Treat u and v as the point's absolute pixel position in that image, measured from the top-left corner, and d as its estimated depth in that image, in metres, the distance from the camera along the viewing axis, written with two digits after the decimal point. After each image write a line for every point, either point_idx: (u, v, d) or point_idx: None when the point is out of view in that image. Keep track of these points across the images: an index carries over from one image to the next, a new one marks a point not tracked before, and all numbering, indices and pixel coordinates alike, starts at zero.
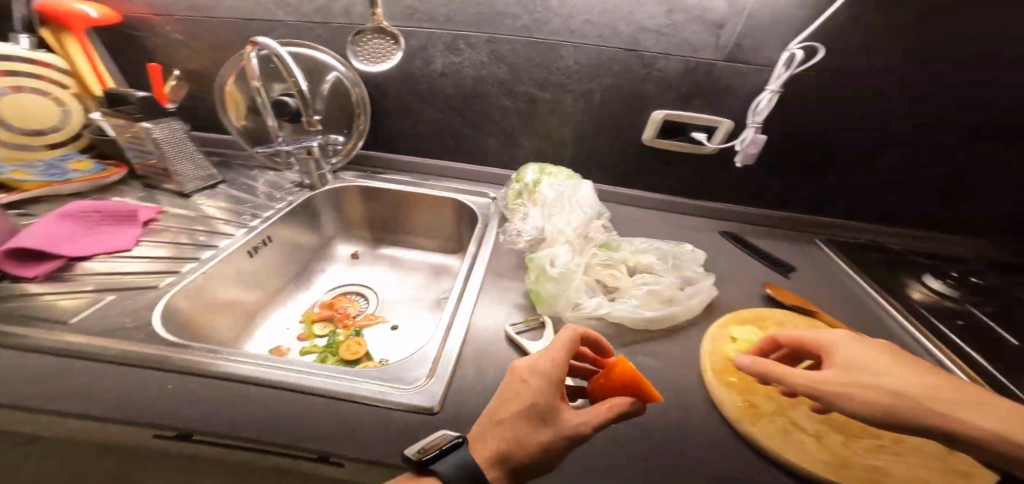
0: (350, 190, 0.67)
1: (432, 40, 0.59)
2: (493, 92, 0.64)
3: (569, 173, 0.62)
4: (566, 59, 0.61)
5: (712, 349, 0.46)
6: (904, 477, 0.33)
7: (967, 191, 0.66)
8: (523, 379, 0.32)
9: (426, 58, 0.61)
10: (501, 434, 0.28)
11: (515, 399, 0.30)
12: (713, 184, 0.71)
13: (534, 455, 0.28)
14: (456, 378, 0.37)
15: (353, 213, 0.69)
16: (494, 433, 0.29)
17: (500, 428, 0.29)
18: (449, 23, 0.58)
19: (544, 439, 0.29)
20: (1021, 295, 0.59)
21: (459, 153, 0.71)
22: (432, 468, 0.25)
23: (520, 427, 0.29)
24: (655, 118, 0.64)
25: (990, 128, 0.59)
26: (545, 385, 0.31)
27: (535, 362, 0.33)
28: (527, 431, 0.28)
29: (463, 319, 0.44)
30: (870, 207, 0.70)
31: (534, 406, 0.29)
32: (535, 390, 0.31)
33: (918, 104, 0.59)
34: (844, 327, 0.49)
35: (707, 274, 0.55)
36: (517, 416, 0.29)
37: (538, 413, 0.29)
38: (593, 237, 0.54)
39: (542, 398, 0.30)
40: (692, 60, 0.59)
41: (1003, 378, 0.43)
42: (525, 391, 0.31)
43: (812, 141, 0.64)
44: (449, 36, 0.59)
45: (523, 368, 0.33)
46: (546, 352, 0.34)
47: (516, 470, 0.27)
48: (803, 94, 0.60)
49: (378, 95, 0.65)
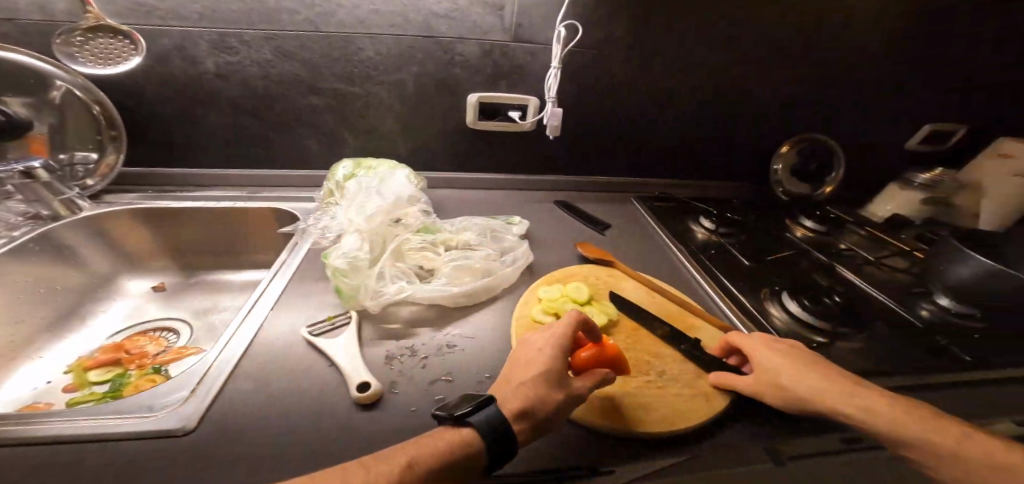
0: (126, 213, 0.59)
1: (191, 39, 0.54)
2: (294, 91, 0.61)
3: (390, 163, 0.61)
4: (366, 51, 0.59)
5: (518, 313, 0.49)
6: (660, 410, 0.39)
7: (721, 137, 0.84)
8: (538, 352, 0.38)
9: (192, 58, 0.55)
10: (518, 395, 0.34)
11: (532, 367, 0.36)
12: (535, 157, 0.81)
13: (550, 411, 0.33)
14: (228, 390, 0.34)
15: (136, 245, 0.62)
16: (511, 395, 0.34)
17: (517, 390, 0.34)
18: (209, 18, 0.53)
19: (553, 396, 0.34)
20: (760, 223, 0.80)
21: (268, 162, 0.67)
22: (470, 421, 0.30)
23: (536, 387, 0.34)
24: (470, 101, 0.68)
25: (714, 85, 0.76)
26: (553, 354, 0.37)
27: (544, 338, 0.40)
28: (546, 391, 0.34)
29: (252, 329, 0.41)
30: (660, 155, 0.85)
31: (547, 371, 0.36)
32: (547, 359, 0.37)
33: (663, 67, 0.73)
34: (631, 272, 0.59)
35: (521, 241, 0.60)
36: (537, 380, 0.35)
37: (548, 376, 0.35)
38: (409, 222, 0.54)
39: (550, 364, 0.36)
40: (485, 42, 0.63)
41: (737, 294, 0.59)
42: (538, 361, 0.37)
43: (601, 106, 0.76)
44: (214, 33, 0.54)
45: (539, 344, 0.39)
46: (561, 327, 0.41)
47: (536, 424, 0.33)
48: (582, 68, 0.70)
49: (137, 100, 0.58)
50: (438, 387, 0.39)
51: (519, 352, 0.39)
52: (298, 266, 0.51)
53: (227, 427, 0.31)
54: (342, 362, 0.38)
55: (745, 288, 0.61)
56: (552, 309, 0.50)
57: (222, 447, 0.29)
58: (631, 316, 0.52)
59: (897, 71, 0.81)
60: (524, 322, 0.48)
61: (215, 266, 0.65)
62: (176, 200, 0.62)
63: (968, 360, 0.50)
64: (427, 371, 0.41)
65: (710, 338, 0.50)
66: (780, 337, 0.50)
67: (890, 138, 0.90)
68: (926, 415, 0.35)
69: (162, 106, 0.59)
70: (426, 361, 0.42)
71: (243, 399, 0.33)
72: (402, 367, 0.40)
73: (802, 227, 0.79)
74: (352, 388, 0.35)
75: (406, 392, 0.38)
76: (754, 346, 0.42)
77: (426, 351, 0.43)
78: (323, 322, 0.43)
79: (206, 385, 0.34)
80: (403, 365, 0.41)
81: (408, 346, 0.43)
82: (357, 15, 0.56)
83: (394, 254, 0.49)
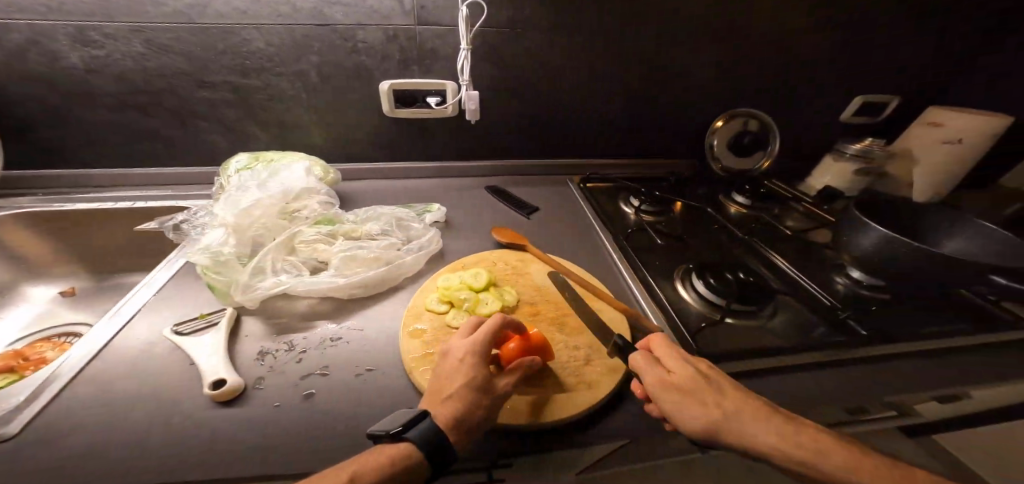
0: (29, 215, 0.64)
1: (45, 32, 0.55)
2: (178, 82, 0.63)
3: (288, 156, 0.63)
4: (253, 42, 0.61)
5: (413, 302, 0.50)
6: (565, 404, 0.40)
7: (647, 116, 0.86)
8: (462, 359, 0.39)
9: (54, 55, 0.57)
10: (450, 407, 0.35)
11: (459, 376, 0.38)
12: (473, 143, 0.81)
13: (482, 418, 0.36)
14: (65, 394, 0.36)
15: (35, 253, 0.67)
16: (444, 408, 0.35)
17: (449, 402, 0.36)
18: (61, 13, 0.54)
19: (483, 402, 0.36)
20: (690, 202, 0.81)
21: (175, 154, 0.71)
22: (407, 436, 0.32)
23: (467, 396, 0.36)
24: (382, 89, 0.68)
25: (623, 60, 0.77)
26: (479, 360, 0.39)
27: (468, 344, 0.41)
28: (473, 400, 0.36)
29: (108, 333, 0.42)
30: (584, 136, 0.87)
31: (475, 378, 0.37)
32: (472, 366, 0.38)
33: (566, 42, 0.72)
34: (539, 255, 0.61)
35: (428, 230, 0.62)
36: (463, 390, 0.36)
37: (477, 383, 0.37)
38: (303, 215, 0.56)
39: (476, 370, 0.38)
40: (387, 27, 0.63)
41: (647, 275, 0.60)
42: (464, 368, 0.38)
43: (520, 89, 0.76)
44: (71, 27, 0.56)
45: (462, 350, 0.40)
46: (482, 331, 0.42)
47: (470, 431, 0.35)
48: (500, 49, 0.70)
49: (22, 101, 0.60)
50: (310, 381, 0.40)
51: (444, 360, 0.40)
52: (179, 267, 0.53)
53: (60, 430, 0.33)
54: (202, 361, 0.39)
55: (659, 270, 0.62)
56: (446, 298, 0.50)
57: (37, 449, 0.31)
58: (532, 303, 0.53)
59: (812, 42, 0.82)
60: (415, 311, 0.49)
61: (126, 270, 0.70)
62: (65, 202, 0.66)
63: (863, 334, 0.52)
64: (300, 366, 0.41)
65: (610, 322, 0.51)
66: (673, 315, 0.52)
67: (813, 107, 0.92)
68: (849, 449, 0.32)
69: (49, 101, 0.61)
70: (304, 356, 0.43)
71: (80, 403, 0.35)
72: (274, 363, 0.41)
73: (734, 203, 0.83)
74: (204, 386, 0.37)
75: (272, 386, 0.39)
76: (672, 351, 0.40)
77: (305, 345, 0.44)
78: (195, 319, 0.44)
79: (45, 390, 0.36)
80: (276, 359, 0.42)
81: (287, 341, 0.44)
82: (234, 5, 0.57)
83: (283, 247, 0.52)
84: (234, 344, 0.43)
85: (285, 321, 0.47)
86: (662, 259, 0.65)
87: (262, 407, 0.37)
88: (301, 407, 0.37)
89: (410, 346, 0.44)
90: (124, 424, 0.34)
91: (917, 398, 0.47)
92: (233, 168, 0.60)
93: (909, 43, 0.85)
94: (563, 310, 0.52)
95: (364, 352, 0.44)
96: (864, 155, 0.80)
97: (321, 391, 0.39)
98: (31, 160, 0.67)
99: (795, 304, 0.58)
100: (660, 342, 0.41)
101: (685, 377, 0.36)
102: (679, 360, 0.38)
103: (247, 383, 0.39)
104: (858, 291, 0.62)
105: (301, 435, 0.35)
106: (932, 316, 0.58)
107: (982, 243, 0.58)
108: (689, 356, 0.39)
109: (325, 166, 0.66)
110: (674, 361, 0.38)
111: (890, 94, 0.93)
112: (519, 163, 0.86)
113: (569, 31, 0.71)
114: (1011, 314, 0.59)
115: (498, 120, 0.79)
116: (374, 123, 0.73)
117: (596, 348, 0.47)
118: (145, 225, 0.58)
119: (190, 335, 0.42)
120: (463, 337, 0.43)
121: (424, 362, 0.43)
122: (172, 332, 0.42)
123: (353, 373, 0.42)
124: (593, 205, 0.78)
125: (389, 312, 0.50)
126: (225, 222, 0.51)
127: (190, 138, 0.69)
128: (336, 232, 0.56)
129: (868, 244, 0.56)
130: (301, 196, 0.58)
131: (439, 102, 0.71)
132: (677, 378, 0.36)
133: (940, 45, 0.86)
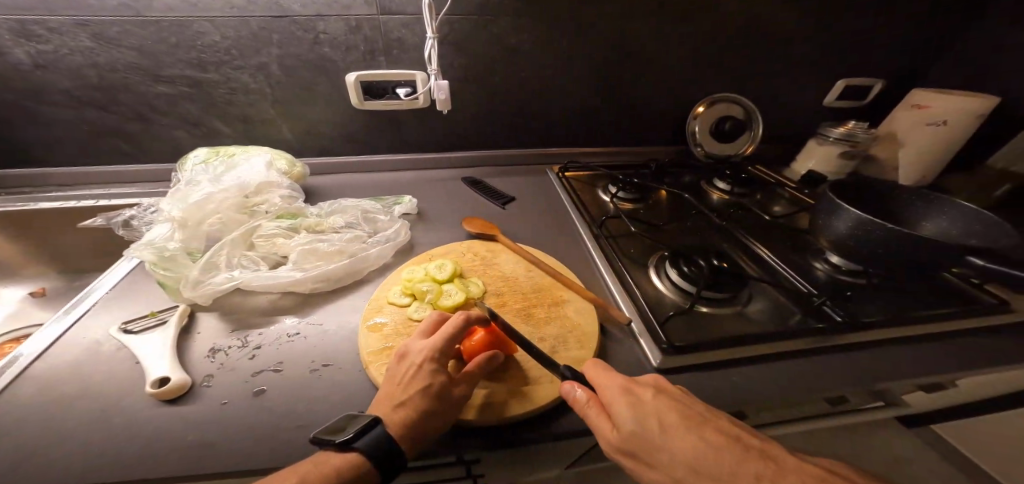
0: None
1: None
2: (137, 79, 0.65)
3: (249, 150, 0.64)
4: (208, 35, 0.62)
5: (376, 295, 0.50)
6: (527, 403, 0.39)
7: (621, 102, 0.86)
8: (420, 364, 0.38)
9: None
10: (403, 415, 0.34)
11: (415, 383, 0.36)
12: (449, 136, 0.82)
13: (436, 424, 0.35)
14: (5, 396, 0.36)
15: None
16: (396, 417, 0.34)
17: (402, 409, 0.35)
18: (2, 8, 0.55)
19: (439, 408, 0.35)
20: (669, 189, 0.80)
21: (142, 152, 0.72)
22: (356, 447, 0.31)
23: (421, 404, 0.35)
24: (349, 81, 0.69)
25: (586, 45, 0.76)
26: (438, 365, 0.38)
27: (428, 347, 0.39)
28: (426, 407, 0.35)
29: (58, 333, 0.43)
30: (556, 125, 0.87)
31: (432, 384, 0.36)
32: (430, 371, 0.37)
33: (526, 25, 0.71)
34: (508, 244, 0.60)
35: (394, 221, 0.62)
36: (417, 398, 0.35)
37: (433, 390, 0.36)
38: (262, 210, 0.57)
39: (435, 375, 0.37)
40: (349, 18, 0.64)
41: (621, 263, 0.58)
42: (421, 374, 0.37)
43: (490, 77, 0.76)
44: (13, 21, 0.57)
45: (421, 353, 0.39)
46: (444, 332, 0.40)
47: (422, 438, 0.34)
48: (466, 37, 0.70)
49: None
50: (262, 378, 0.39)
51: (401, 362, 0.39)
52: (137, 263, 0.54)
53: None
54: (145, 360, 0.39)
55: (633, 259, 0.61)
56: (409, 291, 0.50)
57: None
58: (498, 294, 0.52)
59: (786, 21, 0.80)
60: (377, 304, 0.48)
61: (96, 267, 0.70)
62: (30, 201, 0.67)
63: (838, 320, 0.50)
64: (253, 362, 0.41)
65: (578, 312, 0.49)
66: (642, 303, 0.51)
67: (788, 90, 0.91)
68: (792, 469, 0.31)
69: (12, 98, 0.63)
70: (258, 352, 0.42)
71: (18, 400, 0.36)
72: (225, 360, 0.41)
73: (716, 190, 0.83)
74: (148, 384, 0.37)
75: (222, 383, 0.39)
76: (618, 397, 0.35)
77: (260, 341, 0.43)
78: (145, 317, 0.45)
79: None
80: (228, 356, 0.41)
81: (241, 337, 0.44)
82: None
83: (241, 242, 0.52)
84: (185, 341, 0.43)
85: (242, 316, 0.47)
86: (638, 247, 0.64)
87: (209, 404, 0.37)
88: (250, 402, 0.37)
89: (368, 340, 0.43)
90: (61, 422, 0.34)
91: (890, 382, 0.46)
92: (191, 163, 0.61)
93: (887, 20, 0.84)
94: (530, 301, 0.51)
95: (321, 347, 0.43)
96: (848, 138, 0.81)
97: (271, 387, 0.39)
98: (13, 160, 0.70)
99: (772, 291, 0.56)
100: (605, 379, 0.37)
101: (630, 434, 0.33)
102: (623, 411, 0.34)
103: (195, 380, 0.39)
104: (837, 277, 0.61)
105: (240, 432, 0.34)
106: (911, 300, 0.57)
107: (963, 224, 0.56)
108: (634, 396, 0.35)
109: (290, 159, 0.66)
110: (620, 408, 0.34)
111: (874, 78, 0.92)
112: (494, 153, 0.86)
113: (526, 15, 0.70)
114: (997, 297, 0.57)
115: (471, 108, 0.79)
116: (346, 114, 0.75)
117: (561, 337, 0.46)
118: (93, 222, 0.58)
119: (138, 332, 0.43)
120: (424, 336, 0.41)
121: (381, 355, 0.42)
122: (120, 331, 0.43)
123: (304, 365, 0.41)
124: (570, 192, 0.77)
125: (351, 306, 0.49)
126: (171, 217, 0.51)
127: (155, 132, 0.71)
128: (296, 226, 0.56)
129: (842, 227, 0.55)
130: (261, 190, 0.58)
131: (409, 94, 0.73)
132: (624, 437, 0.33)
133: (917, 22, 0.85)
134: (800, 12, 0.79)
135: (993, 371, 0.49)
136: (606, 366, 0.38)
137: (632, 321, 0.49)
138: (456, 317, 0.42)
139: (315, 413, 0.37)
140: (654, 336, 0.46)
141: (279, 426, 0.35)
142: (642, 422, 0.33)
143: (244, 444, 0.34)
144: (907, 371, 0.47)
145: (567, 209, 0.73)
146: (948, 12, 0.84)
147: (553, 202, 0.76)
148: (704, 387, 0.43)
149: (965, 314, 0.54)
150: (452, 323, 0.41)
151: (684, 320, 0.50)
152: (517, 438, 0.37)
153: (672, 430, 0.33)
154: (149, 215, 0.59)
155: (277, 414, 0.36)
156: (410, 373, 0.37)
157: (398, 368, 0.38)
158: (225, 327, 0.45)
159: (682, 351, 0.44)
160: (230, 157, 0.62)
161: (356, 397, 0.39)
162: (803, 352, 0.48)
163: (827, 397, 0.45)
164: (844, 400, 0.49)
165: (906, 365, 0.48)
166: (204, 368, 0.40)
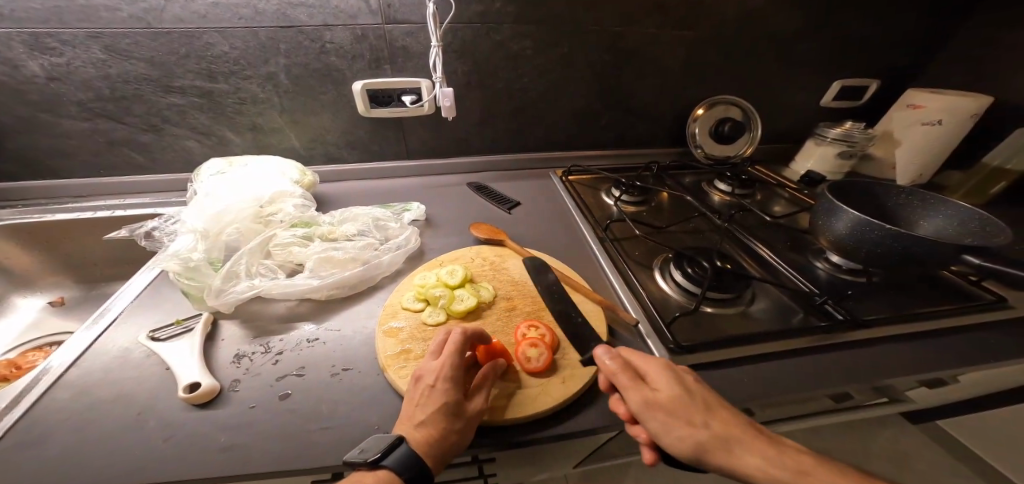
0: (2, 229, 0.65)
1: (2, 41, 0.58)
2: (149, 89, 0.66)
3: (263, 159, 0.66)
4: (217, 45, 0.63)
5: (390, 301, 0.51)
6: (549, 402, 0.40)
7: (622, 102, 0.87)
8: (433, 384, 0.38)
9: (12, 63, 0.60)
10: (425, 435, 0.35)
11: (430, 403, 0.37)
12: (455, 142, 0.84)
13: (454, 440, 0.36)
14: (47, 400, 0.38)
15: (15, 262, 0.68)
16: (418, 436, 0.35)
17: (423, 428, 0.36)
18: (16, 21, 0.57)
19: (458, 426, 0.36)
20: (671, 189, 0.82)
21: (154, 163, 0.74)
22: (385, 464, 0.32)
23: (440, 423, 0.36)
24: (356, 90, 0.71)
25: (588, 46, 0.77)
26: (450, 383, 0.38)
27: (438, 367, 0.39)
28: (443, 427, 0.35)
29: (88, 341, 0.45)
30: (559, 129, 0.88)
31: (447, 404, 0.37)
32: (443, 391, 0.38)
33: (528, 28, 0.72)
34: (516, 247, 0.62)
35: (406, 228, 0.64)
36: (432, 417, 0.36)
37: (449, 408, 0.36)
38: (278, 219, 0.58)
39: (448, 394, 0.37)
40: (354, 27, 0.65)
41: (627, 268, 0.59)
42: (435, 394, 0.37)
43: (492, 82, 0.77)
44: (27, 35, 0.58)
45: (433, 374, 0.39)
46: (451, 349, 0.41)
47: (445, 453, 0.35)
48: (470, 43, 0.71)
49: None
50: (286, 382, 0.41)
51: (416, 384, 0.39)
52: (158, 273, 0.55)
53: (35, 433, 0.35)
54: (176, 366, 0.41)
55: (638, 261, 0.62)
56: (422, 296, 0.51)
57: (27, 453, 0.34)
58: (509, 298, 0.53)
59: (782, 22, 0.81)
60: (392, 310, 0.50)
61: (111, 276, 0.72)
62: (46, 213, 0.68)
63: (840, 317, 0.52)
64: (277, 367, 0.42)
65: (587, 314, 0.51)
66: (649, 307, 0.52)
67: (787, 89, 0.92)
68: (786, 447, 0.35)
69: (23, 109, 0.64)
70: (280, 357, 0.43)
71: (56, 406, 0.37)
72: (250, 365, 0.42)
73: (717, 191, 0.85)
74: (180, 389, 0.38)
75: (249, 388, 0.40)
76: (659, 369, 0.38)
77: (282, 346, 0.45)
78: (172, 325, 0.47)
79: (25, 396, 0.38)
80: (252, 362, 0.43)
81: (263, 343, 0.45)
82: (191, 9, 0.59)
83: (260, 251, 0.54)
84: (212, 348, 0.44)
85: (262, 323, 0.48)
86: (643, 250, 0.65)
87: (238, 407, 0.38)
88: (272, 410, 0.38)
89: (385, 345, 0.45)
90: (100, 427, 0.36)
91: (894, 378, 0.47)
92: (206, 174, 0.62)
93: (883, 21, 0.85)
94: (539, 304, 0.52)
95: (340, 352, 0.45)
96: (845, 138, 0.83)
97: (296, 392, 0.40)
98: (24, 171, 0.71)
99: (774, 290, 0.58)
100: (676, 386, 0.37)
101: (670, 394, 0.36)
102: (667, 379, 0.37)
103: (223, 385, 0.40)
104: (839, 275, 0.63)
105: (270, 435, 0.36)
106: (909, 298, 0.59)
107: (959, 223, 0.58)
108: (704, 406, 0.36)
109: (302, 168, 0.68)
110: (691, 416, 0.35)
111: (868, 77, 0.94)
112: (497, 159, 0.88)
113: (529, 23, 0.71)
114: (995, 293, 0.59)
115: (474, 114, 0.81)
116: (353, 121, 0.76)
117: (570, 339, 0.47)
118: (116, 234, 0.58)
119: (165, 339, 0.44)
120: (433, 356, 0.41)
121: (399, 358, 0.43)
122: (147, 338, 0.45)
123: (321, 369, 0.42)
124: (575, 196, 0.78)
125: (367, 311, 0.51)
126: (193, 228, 0.53)
127: (167, 143, 0.72)
128: (313, 233, 0.58)
129: (842, 227, 0.56)
130: (276, 200, 0.60)
131: (415, 101, 0.74)
132: (665, 397, 0.36)
133: (911, 18, 0.86)
134: (797, 12, 0.80)
135: (992, 366, 0.50)
136: (666, 371, 0.38)
137: (639, 321, 0.50)
138: (457, 334, 0.42)
139: (337, 415, 0.38)
140: (661, 336, 0.48)
141: (304, 429, 0.37)
142: (681, 385, 0.37)
143: (272, 447, 0.35)
144: (910, 367, 0.48)
145: (573, 212, 0.74)
146: (941, 11, 0.86)
147: (557, 205, 0.77)
148: (711, 384, 0.44)
149: (963, 311, 0.55)
150: (454, 340, 0.41)
151: (690, 319, 0.52)
152: (532, 439, 0.38)
153: (706, 395, 0.37)
154: (170, 226, 0.61)
155: (301, 425, 0.37)
156: (419, 395, 0.38)
157: (411, 387, 0.39)
158: (247, 334, 0.46)
159: (690, 350, 0.46)
160: (243, 167, 0.64)
161: (377, 399, 0.40)
162: (808, 350, 0.49)
163: (831, 393, 0.47)
164: (847, 396, 0.50)
165: (909, 362, 0.49)
166: (229, 373, 0.41)
